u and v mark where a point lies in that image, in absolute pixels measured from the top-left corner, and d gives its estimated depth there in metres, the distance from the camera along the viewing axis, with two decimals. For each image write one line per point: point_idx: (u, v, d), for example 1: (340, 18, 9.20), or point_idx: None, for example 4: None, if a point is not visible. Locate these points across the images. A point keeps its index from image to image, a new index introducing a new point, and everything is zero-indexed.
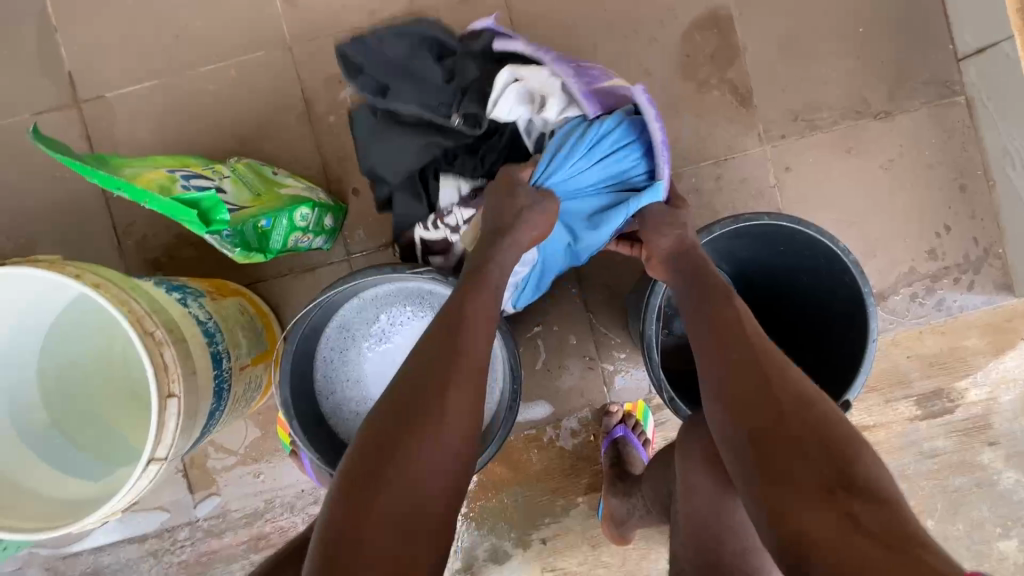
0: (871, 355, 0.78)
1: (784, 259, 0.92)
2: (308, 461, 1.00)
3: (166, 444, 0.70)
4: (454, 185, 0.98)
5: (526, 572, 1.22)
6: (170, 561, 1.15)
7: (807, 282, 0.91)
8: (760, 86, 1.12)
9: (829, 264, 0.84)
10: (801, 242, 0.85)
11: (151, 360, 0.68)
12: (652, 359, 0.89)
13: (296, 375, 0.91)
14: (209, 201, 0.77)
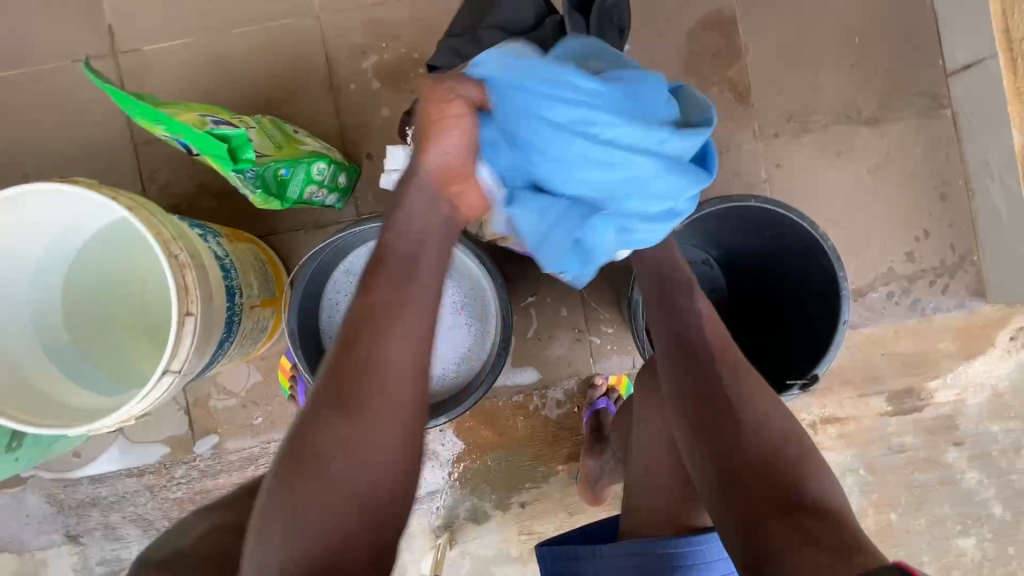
0: (841, 334, 0.83)
1: (770, 244, 0.96)
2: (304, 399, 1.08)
3: (180, 359, 0.76)
4: None
5: (503, 533, 1.28)
6: (165, 496, 1.27)
7: (790, 267, 0.95)
8: (759, 85, 1.18)
9: (806, 250, 0.89)
10: (784, 228, 0.90)
11: (174, 279, 0.74)
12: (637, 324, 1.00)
13: (303, 311, 0.97)
14: (238, 139, 0.85)
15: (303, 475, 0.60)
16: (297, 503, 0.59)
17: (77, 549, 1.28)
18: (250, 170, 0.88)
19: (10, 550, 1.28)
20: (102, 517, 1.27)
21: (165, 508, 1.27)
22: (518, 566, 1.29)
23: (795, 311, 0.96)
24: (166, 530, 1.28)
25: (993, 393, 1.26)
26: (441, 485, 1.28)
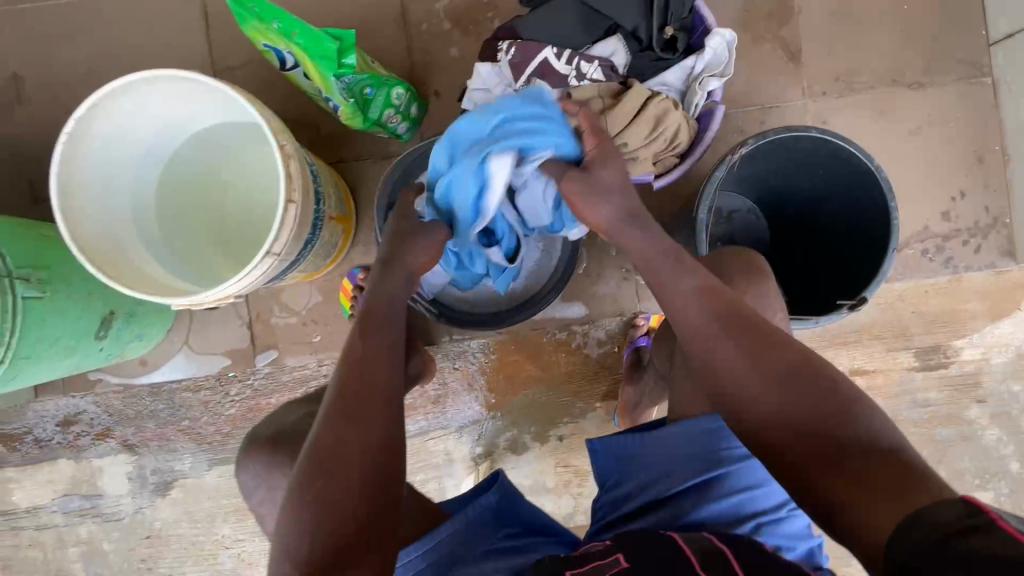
0: (889, 263, 0.87)
1: (823, 185, 0.99)
2: None
3: (280, 243, 0.82)
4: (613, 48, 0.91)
5: (540, 464, 1.34)
6: (219, 412, 1.32)
7: (841, 206, 0.98)
8: (810, 45, 1.24)
9: (857, 182, 0.92)
10: (837, 160, 0.92)
11: (284, 167, 0.80)
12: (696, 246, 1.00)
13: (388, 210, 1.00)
14: (345, 40, 0.90)
15: (317, 491, 0.67)
16: (320, 512, 0.66)
17: (133, 458, 1.34)
18: (349, 75, 0.93)
19: (69, 457, 1.34)
20: (157, 429, 1.33)
21: (218, 424, 1.33)
22: (553, 497, 1.34)
23: (841, 248, 1.00)
24: (218, 445, 1.34)
25: (1017, 354, 1.31)
26: (482, 415, 1.34)
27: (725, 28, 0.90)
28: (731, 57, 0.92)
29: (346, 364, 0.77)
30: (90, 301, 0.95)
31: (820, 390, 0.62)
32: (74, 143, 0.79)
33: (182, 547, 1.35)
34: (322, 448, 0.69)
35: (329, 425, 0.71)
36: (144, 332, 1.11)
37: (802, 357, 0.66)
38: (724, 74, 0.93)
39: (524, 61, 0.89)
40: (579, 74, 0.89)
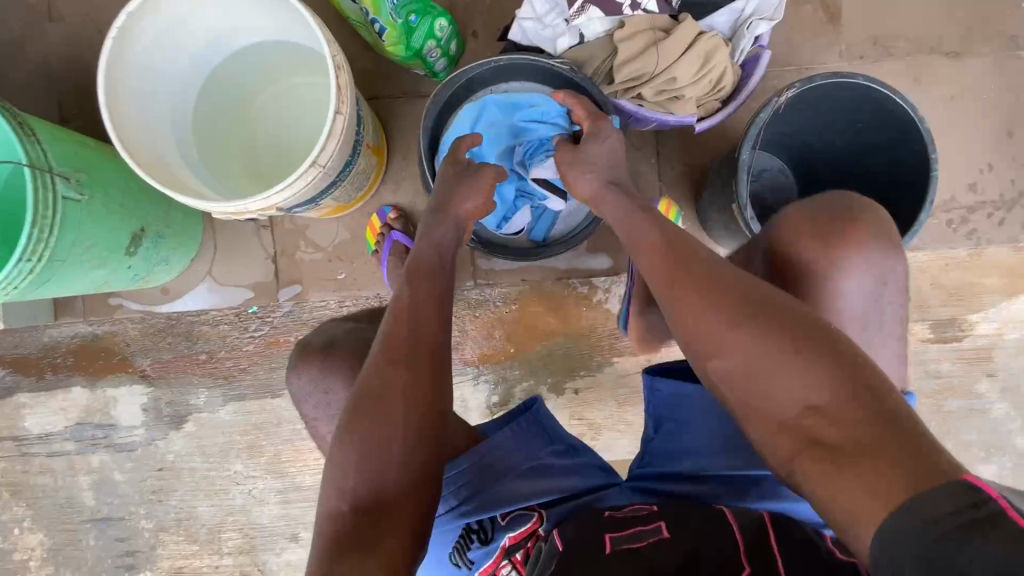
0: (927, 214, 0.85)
1: (864, 140, 0.98)
2: (392, 258, 1.15)
3: (326, 155, 0.81)
4: None
5: (554, 416, 1.35)
6: (237, 347, 1.32)
7: (884, 162, 0.97)
8: (851, 7, 1.23)
9: (898, 134, 0.92)
10: (880, 110, 0.91)
11: (336, 76, 0.78)
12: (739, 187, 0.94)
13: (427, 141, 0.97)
14: None
15: (361, 436, 0.69)
16: (364, 458, 0.68)
17: (148, 390, 1.34)
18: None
19: (83, 385, 1.34)
20: (175, 361, 1.33)
21: (235, 359, 1.33)
22: None
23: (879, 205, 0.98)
24: (235, 380, 1.34)
25: None
26: (500, 364, 1.35)
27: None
28: (781, 2, 0.91)
29: (394, 320, 0.76)
30: (124, 213, 0.95)
31: (810, 361, 0.61)
32: (123, 39, 0.78)
33: (193, 481, 1.35)
34: (370, 392, 0.71)
35: (376, 375, 0.72)
36: (169, 256, 1.11)
37: (799, 324, 0.63)
38: (773, 19, 0.92)
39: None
40: (633, 3, 0.87)
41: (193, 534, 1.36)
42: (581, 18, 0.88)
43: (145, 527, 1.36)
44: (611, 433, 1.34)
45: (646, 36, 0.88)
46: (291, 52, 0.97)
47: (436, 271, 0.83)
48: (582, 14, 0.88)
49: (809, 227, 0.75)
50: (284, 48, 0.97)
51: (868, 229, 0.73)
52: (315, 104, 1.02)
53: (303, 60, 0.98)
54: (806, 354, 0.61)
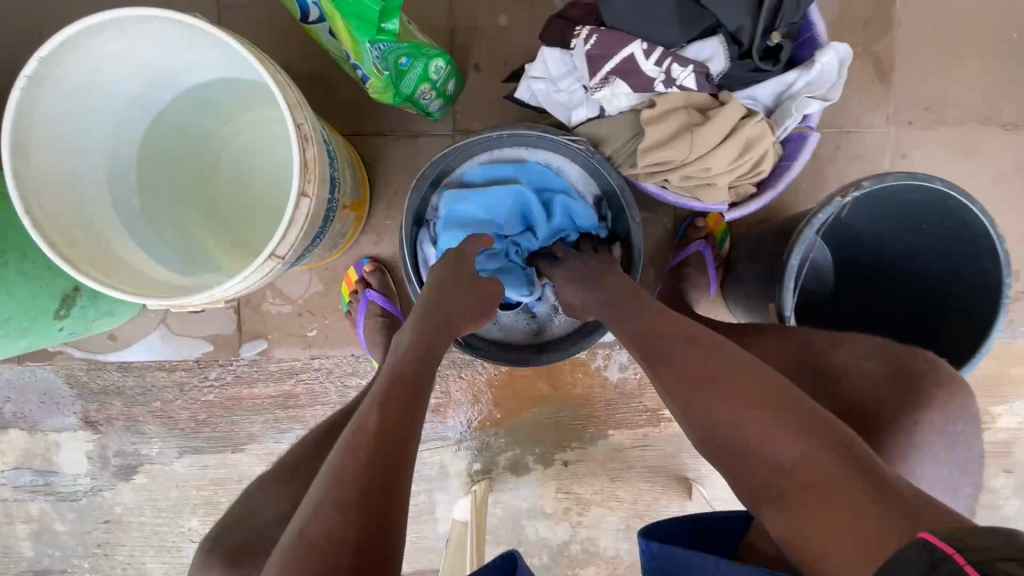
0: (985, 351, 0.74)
1: (919, 242, 0.85)
2: (363, 324, 1.03)
3: (287, 243, 0.68)
4: (710, 52, 0.73)
5: (540, 488, 1.25)
6: (195, 397, 1.19)
7: (935, 270, 0.85)
8: (904, 64, 1.08)
9: (968, 251, 0.79)
10: (954, 221, 0.78)
11: (299, 151, 0.65)
12: (788, 288, 0.79)
13: (417, 210, 0.89)
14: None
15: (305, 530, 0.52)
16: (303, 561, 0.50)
17: (95, 437, 1.21)
18: (388, 43, 0.77)
19: (22, 428, 1.21)
20: (124, 408, 1.20)
21: (192, 409, 1.20)
22: (550, 524, 1.25)
23: (921, 321, 0.86)
24: (190, 432, 1.21)
25: None
26: (485, 430, 1.23)
27: (839, 43, 0.75)
28: (839, 80, 0.77)
29: (354, 436, 0.60)
30: (51, 274, 0.82)
31: (785, 419, 0.54)
32: (34, 90, 0.63)
33: (143, 536, 1.23)
34: (307, 533, 0.52)
35: (318, 511, 0.54)
36: (116, 308, 0.95)
37: (781, 390, 0.56)
38: (826, 99, 0.78)
39: (605, 55, 0.72)
40: (668, 79, 0.73)
41: None
42: (604, 92, 0.76)
43: None
44: (599, 509, 1.25)
45: (680, 116, 0.75)
46: (249, 89, 0.84)
47: (419, 374, 0.69)
48: (607, 87, 0.75)
49: (872, 388, 0.65)
50: (241, 86, 0.83)
51: (946, 398, 0.62)
52: (282, 147, 0.88)
53: (265, 98, 0.85)
54: (779, 412, 0.55)
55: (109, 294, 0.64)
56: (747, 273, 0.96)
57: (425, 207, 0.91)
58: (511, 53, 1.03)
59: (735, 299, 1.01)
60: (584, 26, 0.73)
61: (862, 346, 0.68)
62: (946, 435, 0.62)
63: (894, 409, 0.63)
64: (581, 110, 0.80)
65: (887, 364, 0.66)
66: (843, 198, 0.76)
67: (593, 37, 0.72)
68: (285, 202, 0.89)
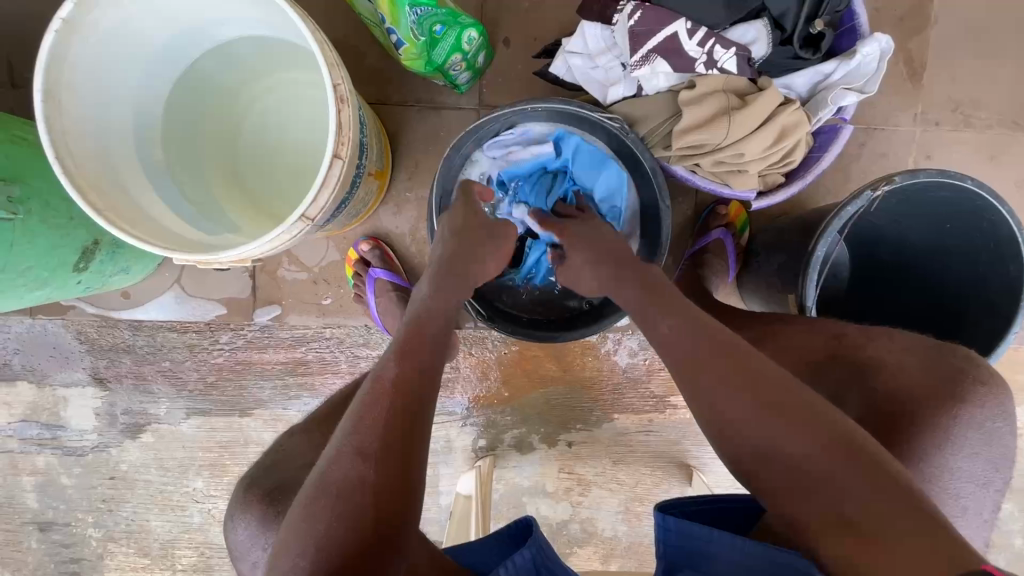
0: (1001, 351, 0.77)
1: (941, 239, 0.86)
2: (376, 297, 1.03)
3: (318, 205, 0.67)
4: (751, 37, 0.74)
5: (543, 467, 1.26)
6: (205, 359, 1.19)
7: (955, 267, 0.85)
8: (936, 64, 1.07)
9: (992, 253, 0.79)
10: (980, 223, 0.79)
11: (335, 113, 0.64)
12: (811, 279, 0.80)
13: (444, 185, 0.89)
14: None
15: (333, 467, 0.56)
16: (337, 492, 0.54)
17: (103, 394, 1.21)
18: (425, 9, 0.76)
19: (31, 381, 1.21)
20: (134, 366, 1.20)
21: (202, 371, 1.20)
22: (550, 503, 1.27)
23: (938, 317, 0.88)
24: (198, 395, 1.21)
25: None
26: (492, 408, 1.24)
27: (882, 35, 0.74)
28: (878, 73, 0.76)
29: (373, 387, 0.62)
30: (72, 226, 0.81)
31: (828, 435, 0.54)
32: (68, 36, 0.62)
33: (147, 494, 1.24)
34: (328, 476, 0.55)
35: (338, 457, 0.56)
36: (132, 265, 0.95)
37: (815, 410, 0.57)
38: (863, 91, 0.77)
39: (648, 32, 0.72)
40: (709, 61, 0.73)
41: (145, 548, 1.25)
42: (644, 70, 0.75)
43: (92, 536, 1.25)
44: (600, 491, 1.26)
45: (717, 100, 0.74)
46: (276, 49, 0.82)
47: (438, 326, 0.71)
48: (647, 66, 0.74)
49: (906, 383, 0.66)
50: (269, 44, 0.81)
51: (987, 396, 0.63)
52: (308, 109, 0.87)
53: (293, 59, 0.83)
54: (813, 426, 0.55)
55: (139, 247, 0.64)
56: (764, 265, 0.96)
57: (450, 181, 0.90)
58: (542, 29, 1.01)
59: (750, 288, 1.01)
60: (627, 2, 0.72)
61: (900, 341, 0.69)
62: (984, 429, 0.63)
63: (933, 407, 0.63)
64: (618, 88, 0.79)
65: (928, 361, 0.66)
66: (872, 192, 0.76)
67: (635, 12, 0.71)
68: (309, 166, 0.88)
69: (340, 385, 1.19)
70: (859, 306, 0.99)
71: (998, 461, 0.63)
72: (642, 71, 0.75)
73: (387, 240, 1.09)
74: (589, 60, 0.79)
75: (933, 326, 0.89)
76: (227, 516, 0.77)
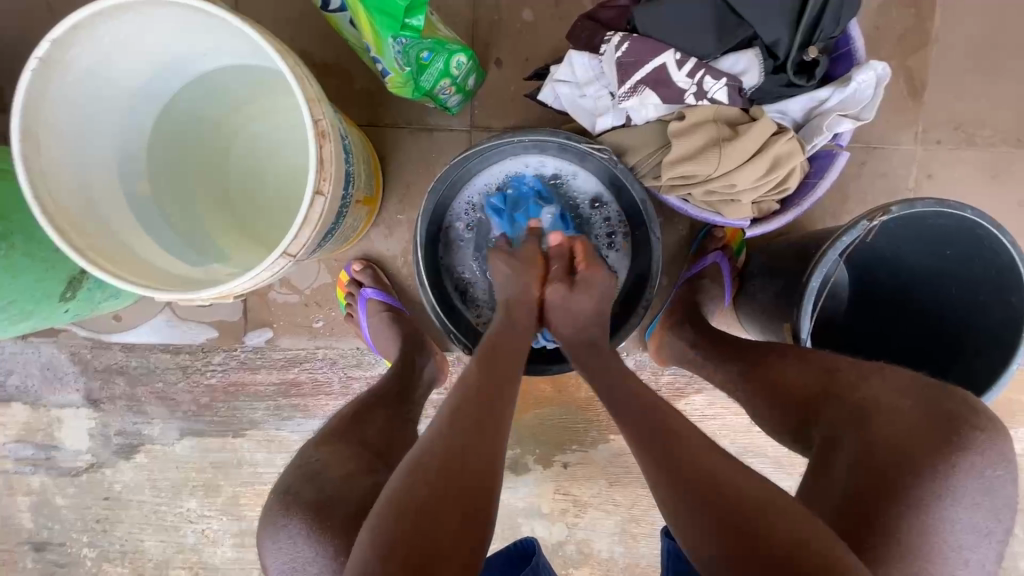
0: (1002, 384, 0.73)
1: (939, 266, 0.84)
2: (365, 323, 1.02)
3: (300, 242, 0.66)
4: (742, 66, 0.72)
5: (538, 488, 1.25)
6: (199, 380, 1.19)
7: (954, 295, 0.83)
8: (937, 81, 1.05)
9: (993, 284, 0.76)
10: (979, 250, 0.76)
11: (316, 150, 0.63)
12: (808, 308, 0.77)
13: (434, 210, 0.90)
14: None
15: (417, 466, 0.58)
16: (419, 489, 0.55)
17: (96, 414, 1.21)
18: (411, 38, 0.75)
19: (25, 402, 1.21)
20: (128, 387, 1.20)
21: (195, 393, 1.19)
22: (546, 524, 1.26)
23: (934, 350, 0.85)
24: (192, 416, 1.20)
25: None
26: None
27: (878, 63, 0.72)
28: (874, 100, 0.74)
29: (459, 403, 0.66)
30: (57, 257, 0.81)
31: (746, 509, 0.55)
32: (44, 74, 0.61)
33: (142, 514, 1.24)
34: (404, 489, 0.55)
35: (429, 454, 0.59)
36: (122, 292, 0.94)
37: (737, 482, 0.58)
38: (859, 119, 0.75)
39: (635, 63, 0.71)
40: (700, 92, 0.72)
41: (139, 568, 1.25)
42: (632, 100, 0.74)
43: (87, 557, 1.25)
44: (596, 512, 1.25)
45: (707, 130, 0.73)
46: (259, 77, 0.81)
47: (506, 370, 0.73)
48: (635, 97, 0.73)
49: (904, 429, 0.62)
50: (254, 73, 0.80)
51: (987, 443, 0.60)
52: (297, 134, 0.86)
53: (277, 85, 0.82)
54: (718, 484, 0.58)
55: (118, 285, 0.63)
56: (760, 291, 0.94)
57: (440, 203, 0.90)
58: (534, 49, 1.00)
59: (749, 314, 0.98)
60: (614, 32, 0.72)
61: (896, 382, 0.66)
62: (985, 479, 0.59)
63: (926, 452, 0.59)
64: (607, 118, 0.78)
65: (925, 405, 0.63)
66: (871, 220, 0.74)
67: (620, 41, 0.70)
68: (296, 191, 0.87)
69: (334, 406, 1.18)
70: (857, 333, 0.96)
71: (1000, 510, 0.59)
72: (629, 102, 0.74)
73: (378, 263, 1.08)
74: (576, 88, 0.78)
75: (930, 359, 0.86)
76: (260, 531, 0.69)
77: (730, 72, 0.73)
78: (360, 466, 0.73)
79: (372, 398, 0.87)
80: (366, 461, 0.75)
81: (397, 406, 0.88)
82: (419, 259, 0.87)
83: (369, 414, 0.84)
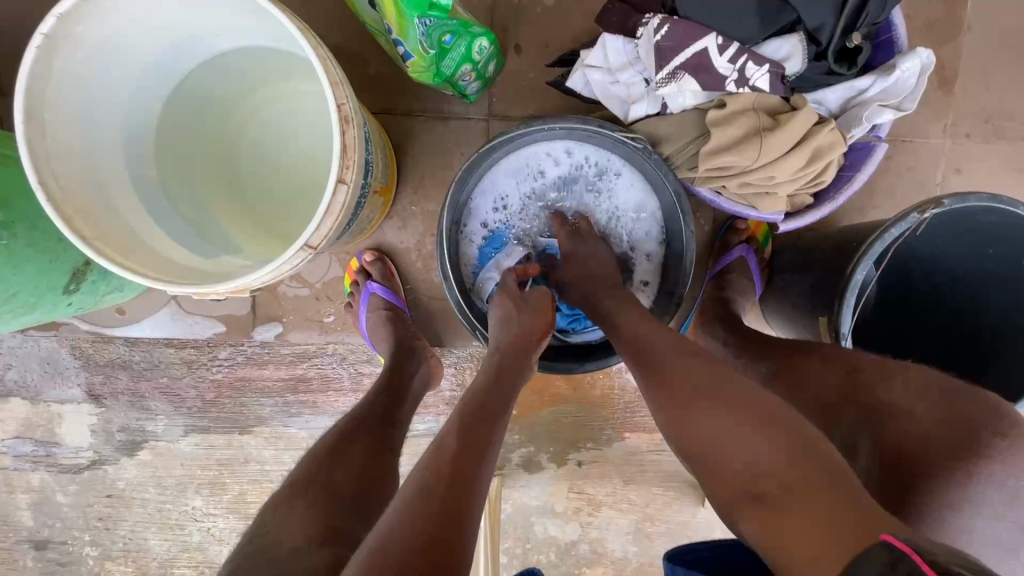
0: None
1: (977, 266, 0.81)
2: (365, 318, 0.99)
3: (320, 234, 0.63)
4: (785, 51, 0.69)
5: (552, 487, 1.23)
6: (204, 375, 1.16)
7: (994, 295, 0.80)
8: (969, 72, 1.02)
9: None
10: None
11: (340, 136, 0.60)
12: (848, 304, 0.75)
13: (460, 202, 0.87)
14: None
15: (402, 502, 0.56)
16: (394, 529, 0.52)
17: (98, 410, 1.17)
18: (436, 19, 0.71)
19: (24, 396, 1.17)
20: (130, 382, 1.16)
21: (200, 389, 1.16)
22: (559, 522, 1.23)
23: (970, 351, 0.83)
24: (197, 413, 1.17)
25: None
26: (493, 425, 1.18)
27: (925, 50, 0.69)
28: (919, 89, 0.71)
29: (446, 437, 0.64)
30: (61, 247, 0.77)
31: (753, 467, 0.54)
32: (50, 51, 0.57)
33: (146, 512, 1.21)
34: (378, 550, 0.50)
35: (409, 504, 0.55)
36: (125, 284, 0.91)
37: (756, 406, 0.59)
38: (902, 109, 0.72)
39: (675, 48, 0.68)
40: (741, 79, 0.69)
41: (142, 567, 1.22)
42: (670, 87, 0.71)
43: (89, 556, 1.22)
44: (611, 511, 1.23)
45: (747, 120, 0.70)
46: (274, 59, 0.77)
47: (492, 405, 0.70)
48: (673, 83, 0.70)
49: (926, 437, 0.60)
50: (269, 55, 0.76)
51: (1013, 450, 0.57)
52: (313, 122, 0.83)
53: (292, 70, 0.78)
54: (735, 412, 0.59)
55: (125, 277, 0.59)
56: (791, 286, 0.91)
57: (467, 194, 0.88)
58: (555, 35, 0.96)
59: (777, 308, 0.95)
60: (652, 15, 0.69)
61: (917, 383, 0.64)
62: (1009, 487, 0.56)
63: (947, 459, 0.58)
64: (641, 106, 0.75)
65: (944, 411, 0.61)
66: (918, 214, 0.71)
67: (659, 23, 0.67)
68: (311, 182, 0.84)
69: (343, 402, 1.15)
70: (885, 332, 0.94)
71: None
72: (667, 88, 0.71)
73: (391, 256, 1.05)
74: (608, 74, 0.75)
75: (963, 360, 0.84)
76: None
77: (771, 59, 0.70)
78: (324, 528, 0.65)
79: (352, 424, 0.80)
80: (332, 508, 0.68)
81: (377, 431, 0.80)
82: (443, 251, 0.84)
83: (344, 449, 0.75)
